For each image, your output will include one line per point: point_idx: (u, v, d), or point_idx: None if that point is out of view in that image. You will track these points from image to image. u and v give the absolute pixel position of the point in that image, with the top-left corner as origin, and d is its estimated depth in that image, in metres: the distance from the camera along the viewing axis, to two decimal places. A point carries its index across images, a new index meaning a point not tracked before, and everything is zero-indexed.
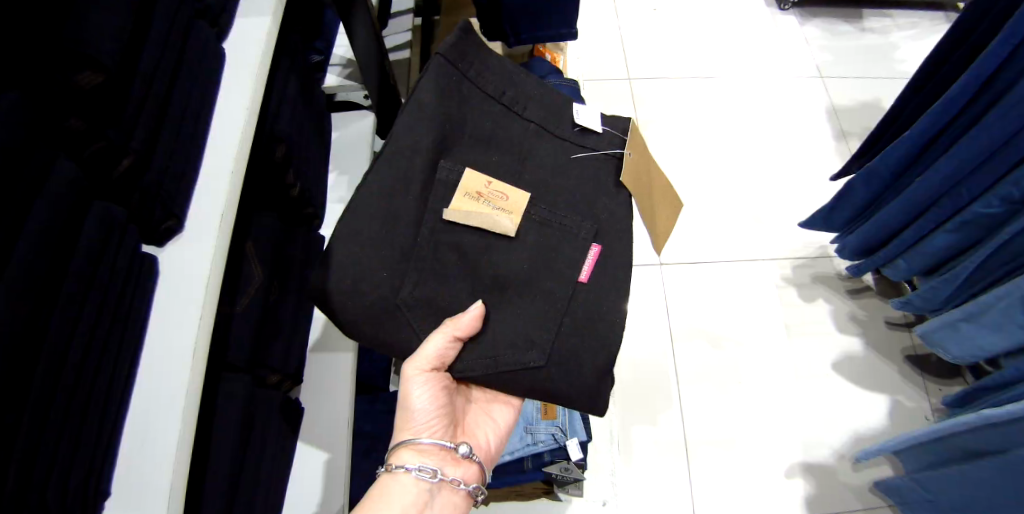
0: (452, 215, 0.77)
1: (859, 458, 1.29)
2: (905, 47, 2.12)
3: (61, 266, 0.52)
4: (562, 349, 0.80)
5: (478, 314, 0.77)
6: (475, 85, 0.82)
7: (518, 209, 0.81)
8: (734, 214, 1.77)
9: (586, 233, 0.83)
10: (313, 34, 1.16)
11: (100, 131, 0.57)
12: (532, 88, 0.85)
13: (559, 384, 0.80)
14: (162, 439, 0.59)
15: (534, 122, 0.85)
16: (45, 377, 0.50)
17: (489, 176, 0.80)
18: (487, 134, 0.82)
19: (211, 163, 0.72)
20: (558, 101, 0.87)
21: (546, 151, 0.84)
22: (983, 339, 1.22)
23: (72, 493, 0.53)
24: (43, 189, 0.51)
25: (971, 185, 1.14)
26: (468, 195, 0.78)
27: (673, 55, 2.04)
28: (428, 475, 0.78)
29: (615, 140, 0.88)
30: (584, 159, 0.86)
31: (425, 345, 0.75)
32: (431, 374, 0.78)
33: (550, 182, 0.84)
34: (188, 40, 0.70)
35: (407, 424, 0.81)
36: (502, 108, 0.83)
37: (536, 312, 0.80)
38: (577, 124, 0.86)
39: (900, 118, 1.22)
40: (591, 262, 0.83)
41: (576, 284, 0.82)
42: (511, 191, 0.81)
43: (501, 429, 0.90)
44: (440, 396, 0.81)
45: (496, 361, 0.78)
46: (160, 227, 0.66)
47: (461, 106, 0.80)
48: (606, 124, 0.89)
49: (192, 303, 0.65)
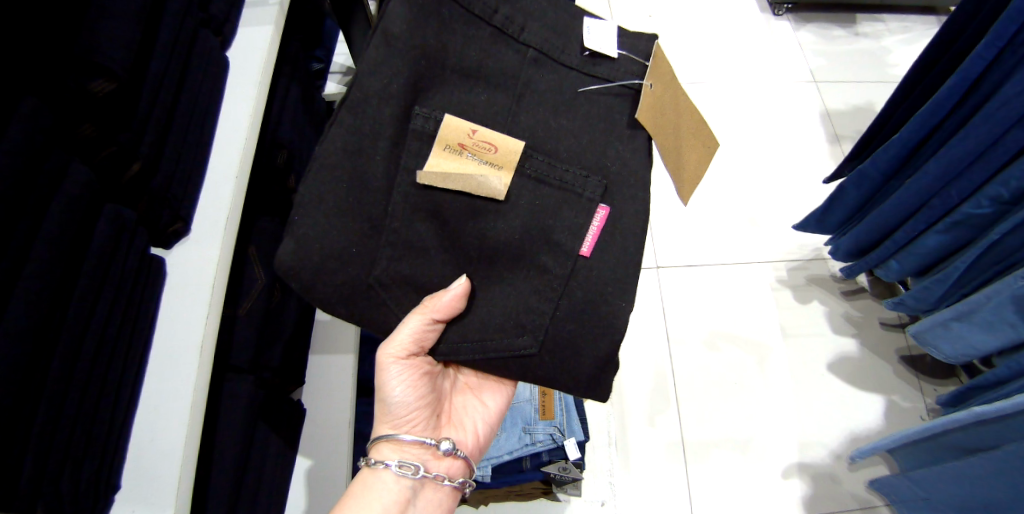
0: (428, 177, 0.72)
1: (855, 457, 1.30)
2: (897, 52, 2.16)
3: (75, 263, 0.55)
4: (556, 338, 0.80)
5: (459, 293, 0.75)
6: (459, 5, 0.72)
7: (507, 163, 0.76)
8: (731, 217, 1.79)
9: (592, 191, 0.80)
10: (313, 43, 1.19)
11: (111, 137, 0.60)
12: (533, 3, 0.76)
13: (553, 372, 0.80)
14: (170, 437, 0.61)
15: (532, 47, 0.77)
16: (60, 368, 0.53)
17: (473, 124, 0.74)
18: (474, 67, 0.75)
19: (216, 168, 0.73)
20: (565, 20, 0.78)
21: (546, 84, 0.78)
22: (975, 338, 1.24)
23: (84, 485, 0.55)
24: (59, 189, 0.53)
25: (959, 187, 1.17)
26: (448, 149, 0.73)
27: (670, 60, 2.07)
28: (409, 472, 0.79)
29: (632, 68, 0.80)
30: (594, 93, 0.80)
31: (400, 330, 0.74)
32: (406, 363, 0.79)
33: (550, 122, 0.78)
34: (194, 49, 0.72)
35: (386, 417, 0.82)
36: (494, 30, 0.75)
37: (530, 289, 0.80)
38: (587, 49, 0.78)
39: (888, 124, 1.25)
40: (595, 230, 0.81)
41: (577, 258, 0.80)
42: (500, 141, 0.75)
43: (490, 415, 0.91)
44: (419, 385, 0.82)
45: (482, 346, 0.79)
46: (167, 230, 0.67)
47: (441, 33, 0.72)
48: (624, 45, 0.80)
49: (199, 305, 0.66)
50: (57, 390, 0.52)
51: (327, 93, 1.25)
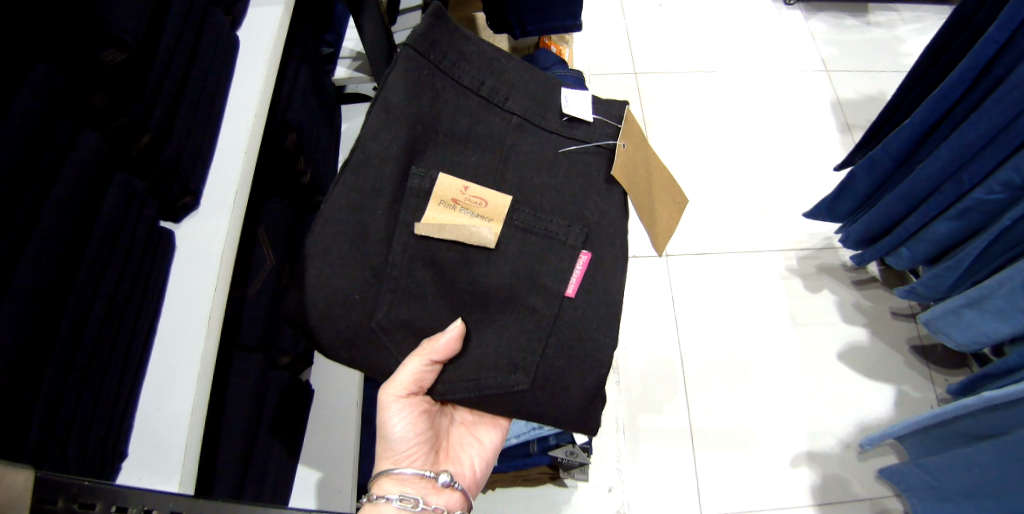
0: (426, 228, 0.73)
1: (862, 444, 1.28)
2: (911, 41, 2.12)
3: (85, 231, 0.55)
4: (547, 374, 0.78)
5: (456, 334, 0.74)
6: (450, 76, 0.76)
7: (498, 216, 0.77)
8: (741, 206, 1.78)
9: (574, 239, 0.80)
10: (324, 27, 1.19)
11: (122, 108, 0.60)
12: (517, 74, 0.80)
13: (546, 408, 0.78)
14: (179, 407, 0.60)
15: (516, 114, 0.80)
16: (68, 335, 0.53)
17: (465, 181, 0.76)
18: (464, 131, 0.77)
19: (225, 146, 0.73)
20: (545, 89, 0.81)
21: (530, 146, 0.80)
22: (986, 326, 1.22)
23: (93, 450, 0.55)
24: (70, 156, 0.53)
25: (971, 172, 1.15)
26: (443, 204, 0.75)
27: (680, 48, 2.05)
28: (410, 505, 0.74)
29: (607, 131, 0.83)
30: (575, 153, 0.82)
31: (400, 371, 0.72)
32: (408, 400, 0.76)
33: (533, 179, 0.80)
34: (204, 27, 0.72)
35: (387, 453, 0.78)
36: (481, 100, 0.78)
37: (521, 330, 0.78)
38: (565, 114, 0.81)
39: (900, 110, 1.23)
40: (578, 273, 0.80)
41: (563, 300, 0.79)
42: (490, 195, 0.77)
43: (487, 451, 0.86)
44: (419, 421, 0.78)
45: (478, 384, 0.77)
46: (177, 203, 0.67)
47: (434, 104, 0.75)
48: (597, 111, 0.83)
49: (208, 277, 0.66)
50: (66, 356, 0.53)
51: (337, 77, 1.27)
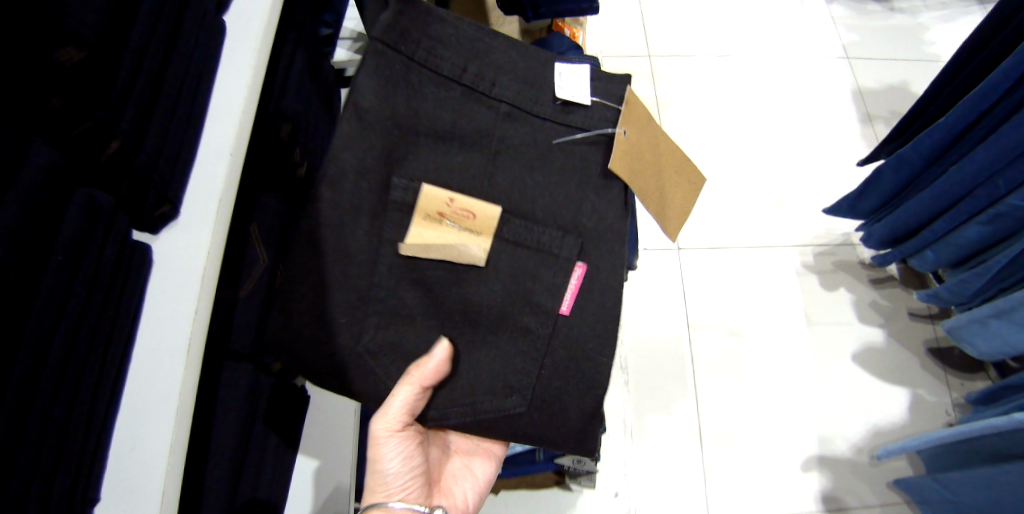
0: (411, 248, 0.68)
1: (879, 456, 1.23)
2: (936, 29, 2.01)
3: (40, 258, 0.49)
4: (544, 394, 0.74)
5: (444, 357, 0.69)
6: (427, 66, 0.70)
7: (488, 229, 0.71)
8: (757, 197, 1.70)
9: (569, 251, 0.74)
10: (322, 7, 1.11)
11: (84, 112, 0.54)
12: (500, 55, 0.73)
13: (546, 431, 0.74)
14: (153, 446, 0.55)
15: (505, 101, 0.73)
16: (23, 378, 0.47)
17: (450, 192, 0.70)
18: (446, 128, 0.71)
19: (210, 147, 0.67)
20: (534, 65, 0.74)
21: (519, 135, 0.73)
22: (1012, 339, 1.17)
23: (56, 500, 0.50)
24: (18, 176, 0.47)
25: (1007, 177, 1.07)
26: (428, 218, 0.69)
27: (696, 29, 1.95)
28: None
29: (606, 116, 0.75)
30: (567, 144, 0.75)
31: (393, 399, 0.68)
32: (402, 430, 0.71)
33: (527, 178, 0.74)
34: (186, 14, 0.65)
35: (378, 487, 0.73)
36: (464, 89, 0.71)
37: (514, 352, 0.73)
38: (558, 98, 0.73)
39: (931, 108, 1.16)
40: (574, 288, 0.74)
41: (557, 317, 0.74)
42: (478, 207, 0.71)
43: (480, 483, 0.82)
44: (414, 453, 0.74)
45: (473, 410, 0.72)
46: (152, 214, 0.61)
47: (409, 97, 0.69)
48: (595, 93, 0.75)
49: (186, 295, 0.60)
50: (20, 402, 0.47)
51: (337, 59, 1.20)
